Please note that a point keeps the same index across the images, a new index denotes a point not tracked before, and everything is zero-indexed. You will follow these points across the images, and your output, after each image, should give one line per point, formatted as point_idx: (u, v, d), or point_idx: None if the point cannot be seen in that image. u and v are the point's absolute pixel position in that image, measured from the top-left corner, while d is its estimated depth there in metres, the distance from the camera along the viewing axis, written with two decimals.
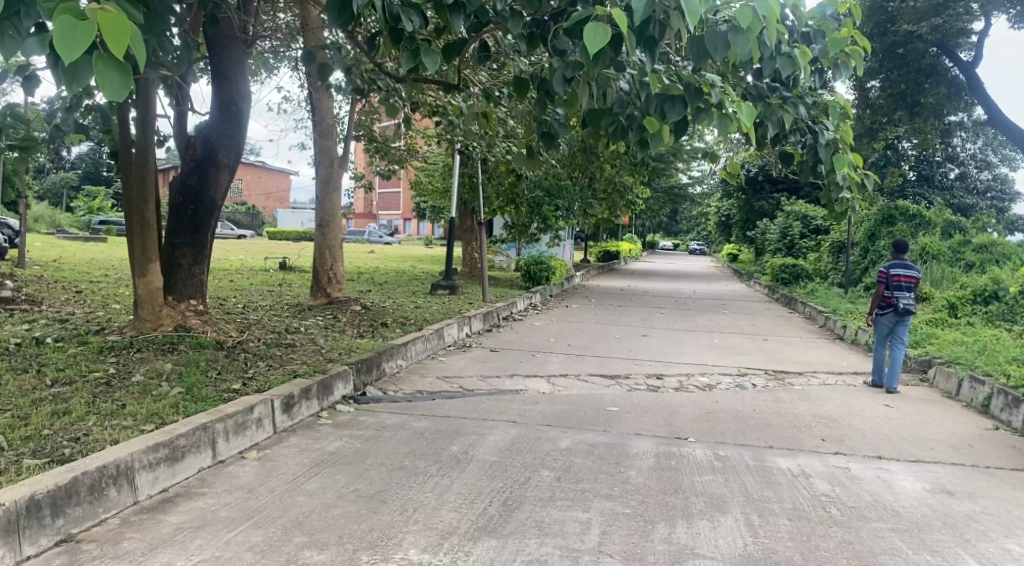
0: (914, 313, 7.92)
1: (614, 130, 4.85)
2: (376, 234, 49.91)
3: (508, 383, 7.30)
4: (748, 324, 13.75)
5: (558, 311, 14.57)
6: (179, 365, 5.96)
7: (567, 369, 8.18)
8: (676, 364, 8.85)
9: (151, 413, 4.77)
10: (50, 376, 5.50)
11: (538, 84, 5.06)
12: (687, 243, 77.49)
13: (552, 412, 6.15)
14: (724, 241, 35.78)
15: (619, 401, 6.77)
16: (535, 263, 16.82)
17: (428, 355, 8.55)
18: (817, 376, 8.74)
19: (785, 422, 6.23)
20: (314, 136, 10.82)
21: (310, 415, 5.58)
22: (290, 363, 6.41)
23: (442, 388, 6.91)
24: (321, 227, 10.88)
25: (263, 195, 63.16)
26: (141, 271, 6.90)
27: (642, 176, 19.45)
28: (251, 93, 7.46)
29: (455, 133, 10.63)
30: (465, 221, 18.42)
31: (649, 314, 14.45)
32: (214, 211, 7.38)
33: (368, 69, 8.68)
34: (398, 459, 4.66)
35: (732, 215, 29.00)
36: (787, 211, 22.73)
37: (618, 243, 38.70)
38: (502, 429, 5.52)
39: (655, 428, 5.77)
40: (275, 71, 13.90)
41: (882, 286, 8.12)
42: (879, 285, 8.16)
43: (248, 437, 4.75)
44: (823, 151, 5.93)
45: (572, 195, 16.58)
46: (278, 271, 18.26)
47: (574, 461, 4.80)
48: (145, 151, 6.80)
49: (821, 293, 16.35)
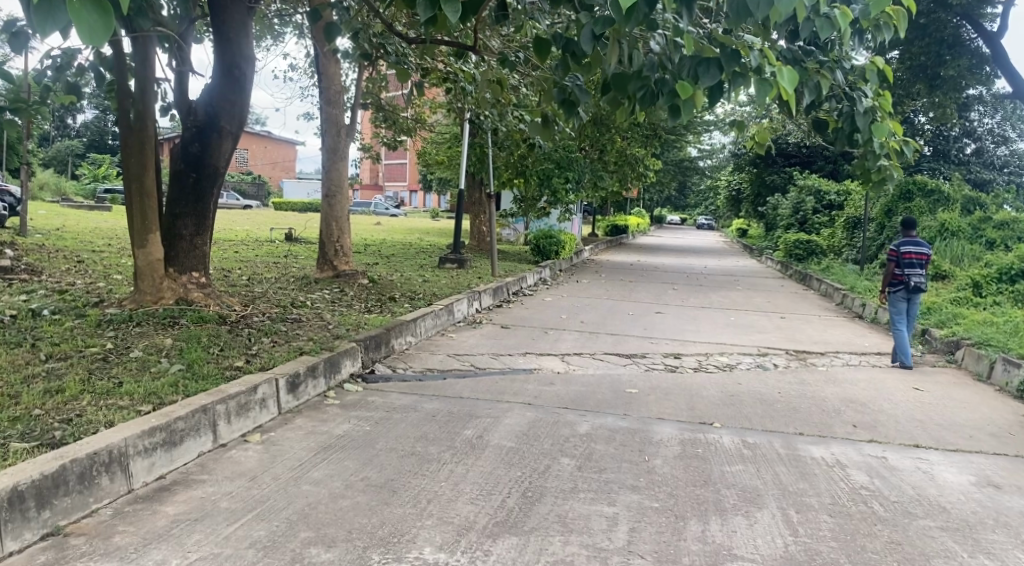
0: (925, 290, 8.02)
1: (645, 97, 4.46)
2: (381, 205, 49.57)
3: (521, 362, 7.03)
4: (763, 301, 13.43)
5: (568, 286, 14.26)
6: (179, 341, 5.70)
7: (581, 348, 7.90)
8: (694, 343, 8.56)
9: (149, 393, 4.51)
10: (45, 350, 5.25)
11: (563, 43, 4.68)
12: (694, 218, 76.84)
13: (569, 394, 5.88)
14: (734, 216, 35.31)
15: (638, 382, 6.51)
16: (545, 236, 16.53)
17: (438, 331, 8.29)
18: (839, 356, 8.44)
19: (813, 406, 5.96)
20: (321, 103, 10.45)
21: (317, 395, 5.32)
22: (295, 339, 6.14)
23: (453, 366, 6.65)
24: (327, 198, 10.54)
25: (269, 164, 62.72)
26: (140, 241, 6.61)
27: (654, 149, 19.02)
28: (254, 56, 7.10)
29: (465, 101, 10.22)
30: (473, 194, 18.07)
31: (662, 291, 14.17)
32: (217, 179, 7.05)
33: (377, 32, 8.32)
34: (410, 444, 4.40)
35: (743, 190, 28.52)
36: (800, 185, 22.27)
37: (626, 218, 38.27)
38: (517, 411, 5.26)
39: (678, 413, 5.50)
40: (280, 36, 13.50)
41: (893, 265, 8.08)
42: (889, 264, 8.11)
43: (251, 419, 4.50)
44: (861, 120, 5.61)
45: (583, 167, 16.17)
46: (285, 243, 17.98)
47: (595, 448, 4.54)
48: (144, 115, 6.47)
49: (836, 270, 15.99)
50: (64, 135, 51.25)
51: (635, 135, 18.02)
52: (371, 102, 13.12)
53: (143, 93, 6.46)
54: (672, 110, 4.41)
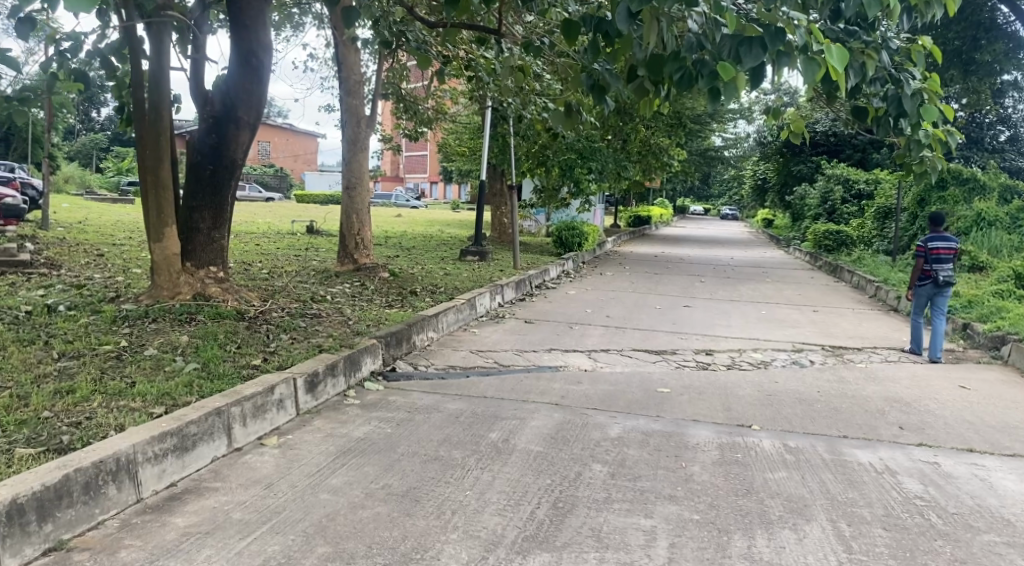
0: (953, 285, 7.73)
1: (682, 80, 4.20)
2: (402, 198, 49.50)
3: (546, 359, 6.78)
4: (794, 293, 13.06)
5: (592, 279, 13.99)
6: (195, 338, 5.53)
7: (608, 344, 7.64)
8: (725, 338, 8.26)
9: (162, 393, 4.34)
10: (58, 347, 5.09)
11: (594, 23, 4.39)
12: (718, 209, 75.86)
13: (597, 394, 5.63)
14: (760, 206, 34.69)
15: (670, 381, 6.24)
16: (568, 228, 16.26)
17: (460, 326, 8.08)
18: (877, 352, 8.09)
19: (855, 406, 5.67)
20: (341, 93, 10.24)
21: (336, 394, 5.13)
22: (315, 336, 5.95)
23: (476, 363, 6.44)
24: (348, 190, 10.35)
25: (290, 157, 62.94)
26: (156, 236, 6.46)
27: (679, 138, 18.62)
28: (273, 43, 6.89)
29: (487, 89, 9.93)
30: (495, 185, 17.85)
31: (688, 283, 13.83)
32: (235, 170, 6.88)
33: (398, 20, 8.11)
34: (433, 448, 4.19)
35: (768, 179, 27.93)
36: (828, 174, 21.73)
37: (649, 209, 37.78)
38: (544, 413, 5.02)
39: (714, 414, 5.24)
40: (300, 26, 13.36)
41: (921, 260, 7.82)
42: (916, 259, 7.86)
43: (268, 421, 4.32)
44: (908, 103, 5.30)
45: (607, 157, 15.81)
46: (306, 235, 17.88)
47: (628, 453, 4.29)
48: (159, 106, 6.30)
49: (868, 262, 15.53)
50: (89, 129, 51.73)
51: (659, 124, 17.65)
52: (391, 93, 12.90)
53: (157, 84, 6.28)
54: (711, 93, 4.14)
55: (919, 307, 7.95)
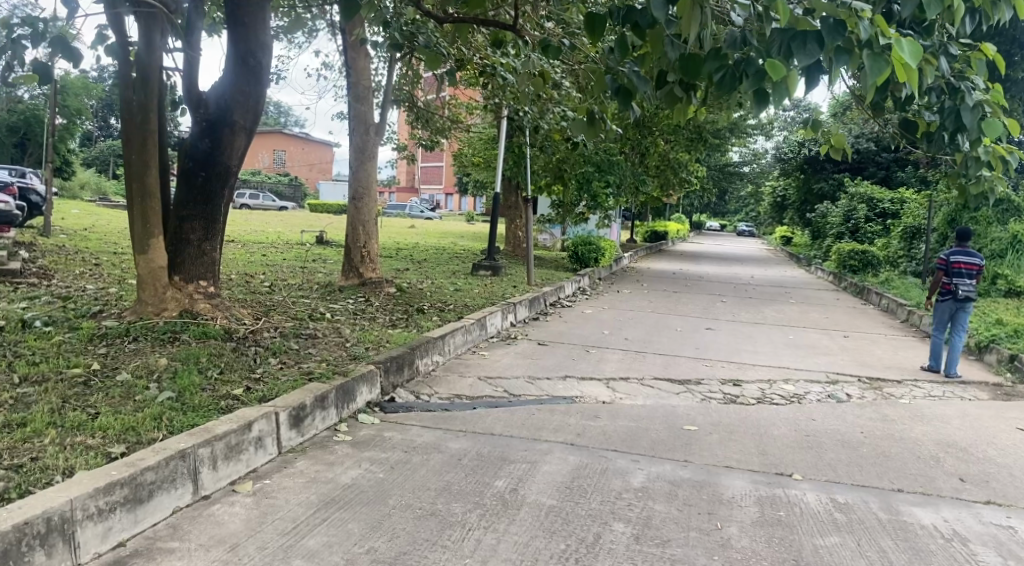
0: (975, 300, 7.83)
1: (725, 80, 3.73)
2: (415, 209, 49.05)
3: (561, 388, 6.22)
4: (820, 316, 12.43)
5: (609, 296, 13.43)
6: (174, 361, 5.02)
7: (627, 371, 7.07)
8: (754, 367, 7.67)
9: (126, 428, 3.82)
10: (20, 371, 4.56)
11: (623, 13, 3.89)
12: (734, 226, 74.80)
13: (618, 431, 5.08)
14: (779, 224, 33.95)
15: (697, 417, 5.69)
16: (584, 243, 15.70)
17: (468, 348, 7.54)
18: (919, 384, 7.47)
19: (905, 452, 5.10)
20: (349, 99, 9.78)
21: (326, 428, 4.61)
22: (307, 361, 5.43)
23: (484, 392, 5.90)
24: (354, 201, 9.87)
25: (305, 166, 62.99)
26: (141, 246, 5.94)
27: (699, 152, 18.04)
28: (272, 43, 6.48)
29: (503, 96, 9.44)
30: (509, 197, 17.37)
31: (709, 303, 13.23)
32: (229, 179, 6.42)
33: (411, 20, 7.64)
34: (430, 500, 3.67)
35: (788, 196, 27.25)
36: (851, 192, 21.05)
37: (665, 224, 37.18)
38: (558, 455, 4.48)
39: (747, 461, 4.71)
40: (312, 32, 12.96)
41: (941, 274, 7.88)
42: (937, 271, 7.91)
43: (244, 462, 3.79)
44: (969, 115, 4.67)
45: (625, 171, 15.19)
46: (316, 246, 17.42)
47: (654, 510, 3.77)
48: (146, 108, 5.78)
49: (898, 284, 14.85)
50: (106, 135, 51.88)
51: (678, 139, 17.02)
52: (402, 102, 12.47)
53: (145, 84, 5.78)
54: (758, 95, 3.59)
55: (939, 321, 8.03)
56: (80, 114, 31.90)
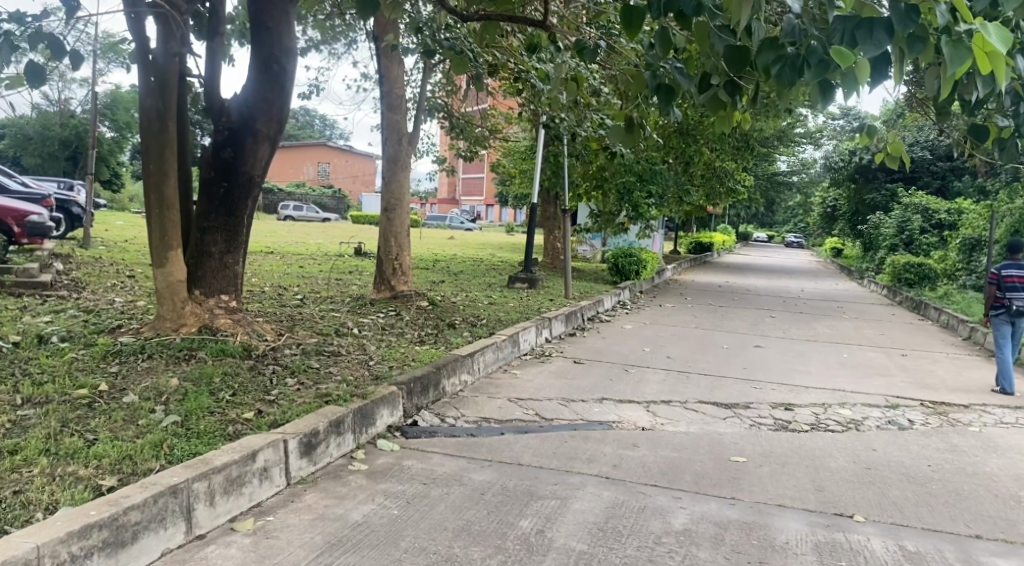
0: None
1: (783, 72, 3.31)
2: (457, 220, 48.99)
3: (597, 412, 5.81)
4: (875, 333, 11.75)
5: (651, 310, 12.97)
6: (186, 382, 4.75)
7: (669, 393, 6.61)
8: (806, 390, 7.15)
9: (122, 457, 3.55)
10: (24, 391, 4.33)
11: (664, 1, 3.48)
12: (781, 236, 73.10)
13: (658, 463, 4.67)
14: (829, 235, 32.94)
15: (745, 447, 5.23)
16: (625, 255, 15.25)
17: (500, 366, 7.18)
18: (990, 410, 6.85)
19: (981, 490, 4.57)
20: (382, 109, 9.56)
21: (340, 455, 4.29)
22: (326, 381, 5.12)
23: (514, 415, 5.53)
24: (386, 212, 9.61)
25: (349, 178, 63.64)
26: (159, 259, 5.71)
27: (745, 160, 17.45)
28: (297, 48, 6.25)
29: (537, 103, 9.08)
30: (549, 208, 17.02)
31: (757, 318, 12.65)
32: (251, 190, 6.19)
33: (442, 23, 7.29)
34: (447, 543, 3.32)
35: (838, 207, 26.36)
36: (905, 202, 20.16)
37: (710, 235, 36.35)
38: (591, 489, 4.09)
39: (803, 498, 4.27)
40: (349, 43, 12.85)
41: (993, 288, 7.46)
42: (989, 286, 7.50)
43: (247, 497, 3.49)
44: None
45: (668, 180, 14.66)
46: (353, 257, 17.31)
47: (697, 558, 3.37)
48: (164, 114, 5.57)
49: (958, 298, 14.04)
50: None
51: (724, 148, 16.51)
52: (439, 112, 12.24)
53: (164, 90, 5.58)
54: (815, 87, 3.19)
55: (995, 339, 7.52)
56: (131, 128, 32.66)
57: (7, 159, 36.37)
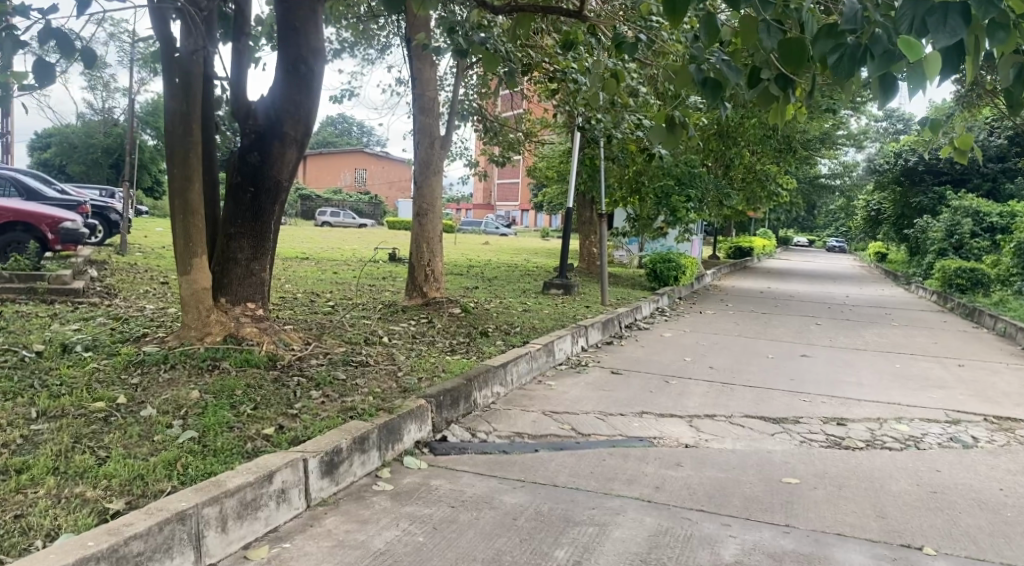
0: None
1: (841, 63, 3.00)
2: (492, 224, 48.84)
3: (637, 427, 5.49)
4: (927, 341, 11.18)
5: (690, 317, 12.56)
6: (206, 395, 4.56)
7: (713, 407, 6.25)
8: (859, 403, 6.73)
9: (134, 477, 3.36)
10: (41, 404, 4.18)
11: None
12: (822, 240, 71.57)
13: (704, 485, 4.34)
14: (873, 240, 31.98)
15: (797, 466, 4.87)
16: (662, 260, 14.85)
17: (534, 377, 6.89)
18: None
19: None
20: (415, 111, 9.38)
21: (364, 474, 4.05)
22: (351, 394, 4.89)
23: (549, 430, 5.24)
24: (418, 217, 9.39)
25: (385, 184, 63.99)
26: (184, 266, 5.56)
27: (787, 162, 16.92)
28: (325, 48, 6.07)
29: (572, 104, 8.77)
30: (584, 212, 16.71)
31: (802, 326, 12.17)
32: (279, 194, 6.01)
33: (475, 20, 6.96)
34: None
35: (883, 210, 25.50)
36: (954, 205, 19.37)
37: (749, 239, 35.63)
38: (632, 515, 3.78)
39: (864, 526, 3.90)
40: (382, 47, 12.73)
41: None
42: None
43: (262, 520, 3.27)
44: None
45: (707, 184, 14.22)
46: (387, 263, 17.18)
47: None
48: (189, 116, 5.42)
49: (1015, 305, 13.35)
50: None
51: (766, 150, 16.07)
52: (473, 115, 12.01)
53: (188, 90, 5.43)
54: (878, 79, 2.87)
55: None
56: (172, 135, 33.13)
57: (54, 167, 37.22)
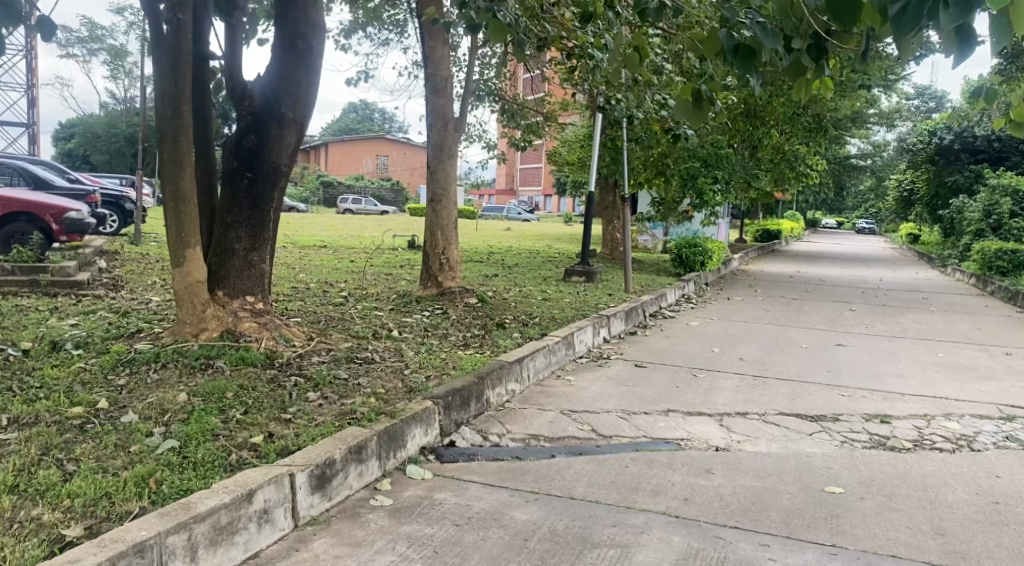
0: None
1: (906, 15, 2.52)
2: (513, 209, 48.45)
3: (663, 427, 5.07)
4: (969, 328, 10.56)
5: (717, 304, 12.06)
6: (194, 397, 4.22)
7: (745, 404, 5.80)
8: (904, 398, 6.23)
9: (101, 495, 3.02)
10: (12, 410, 3.85)
11: None
12: (852, 222, 70.09)
13: (738, 496, 3.92)
14: (906, 221, 30.94)
15: (841, 472, 4.42)
16: (688, 245, 14.32)
17: (552, 372, 6.47)
18: None
19: None
20: (427, 93, 8.94)
21: (362, 487, 3.68)
22: (352, 396, 4.51)
23: (567, 432, 4.83)
24: (432, 203, 8.97)
25: (407, 170, 63.68)
26: (177, 258, 5.21)
27: (818, 142, 16.18)
28: (323, 22, 5.69)
29: (591, 82, 8.27)
30: (608, 196, 16.29)
31: (836, 312, 11.59)
32: (278, 180, 5.65)
33: None
34: None
35: (916, 190, 24.58)
36: (992, 184, 18.49)
37: (777, 222, 34.79)
38: (656, 534, 3.38)
39: (921, 546, 3.46)
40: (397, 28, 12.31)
41: None
42: None
43: (241, 545, 2.93)
44: None
45: (734, 164, 13.59)
46: (406, 251, 16.80)
47: None
48: (178, 95, 5.05)
49: None
50: None
51: (796, 129, 15.41)
52: (489, 96, 11.56)
53: (177, 70, 5.06)
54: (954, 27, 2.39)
55: None
56: None
57: (78, 157, 37.38)
